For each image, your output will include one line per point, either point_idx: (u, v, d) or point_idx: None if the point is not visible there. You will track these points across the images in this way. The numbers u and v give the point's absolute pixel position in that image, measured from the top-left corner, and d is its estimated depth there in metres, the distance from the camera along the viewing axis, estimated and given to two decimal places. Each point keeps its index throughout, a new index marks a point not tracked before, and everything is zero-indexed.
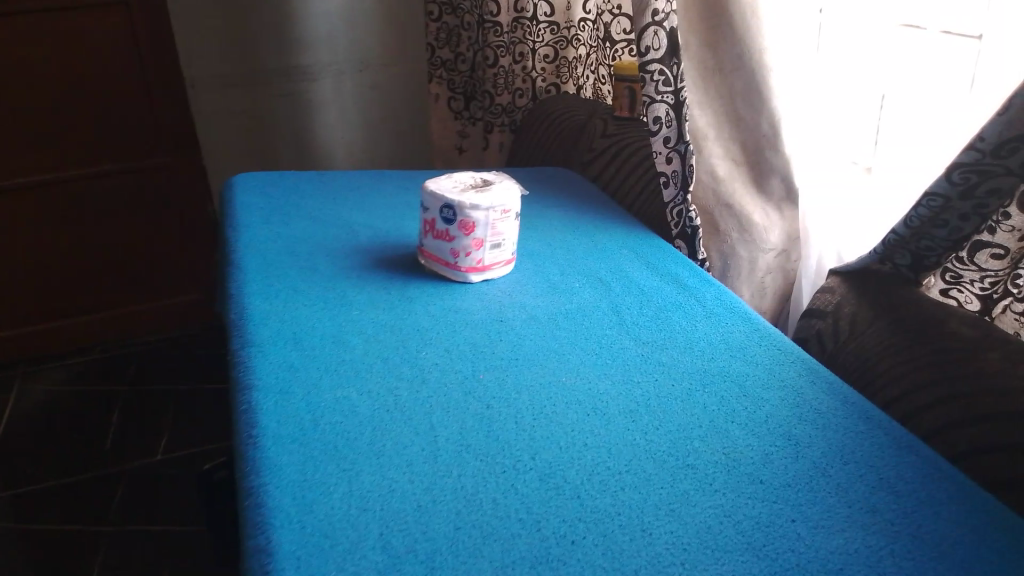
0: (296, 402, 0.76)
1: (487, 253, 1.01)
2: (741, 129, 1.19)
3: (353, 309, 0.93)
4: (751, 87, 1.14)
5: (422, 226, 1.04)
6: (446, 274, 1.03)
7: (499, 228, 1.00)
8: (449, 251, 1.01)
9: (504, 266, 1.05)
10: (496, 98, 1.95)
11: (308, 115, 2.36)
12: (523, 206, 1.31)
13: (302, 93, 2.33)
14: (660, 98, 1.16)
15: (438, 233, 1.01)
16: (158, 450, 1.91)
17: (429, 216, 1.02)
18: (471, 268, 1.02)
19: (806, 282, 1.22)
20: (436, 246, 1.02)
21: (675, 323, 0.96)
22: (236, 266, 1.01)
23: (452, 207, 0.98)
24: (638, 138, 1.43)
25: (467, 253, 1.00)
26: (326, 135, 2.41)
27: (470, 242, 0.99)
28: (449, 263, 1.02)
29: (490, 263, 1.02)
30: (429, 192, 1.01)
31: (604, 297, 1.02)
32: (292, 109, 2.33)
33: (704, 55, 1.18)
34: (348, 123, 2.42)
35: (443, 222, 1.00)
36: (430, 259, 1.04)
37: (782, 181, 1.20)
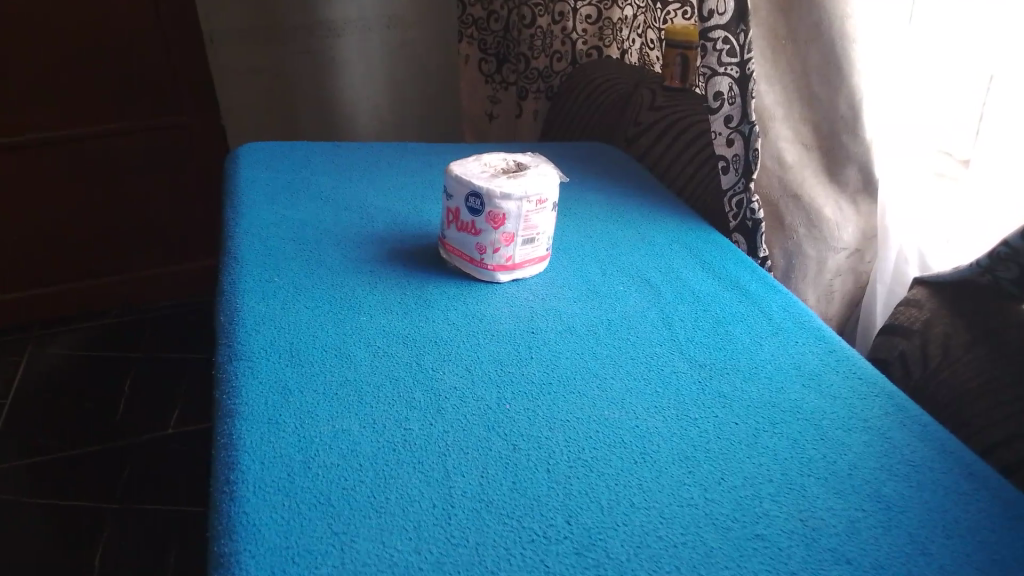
0: (286, 436, 0.63)
1: (518, 250, 0.88)
2: (815, 110, 1.04)
3: (362, 314, 0.80)
4: (827, 61, 1.00)
5: (445, 216, 0.91)
6: (471, 272, 0.89)
7: (533, 222, 0.87)
8: (475, 247, 0.87)
9: (538, 265, 0.91)
10: (532, 61, 1.79)
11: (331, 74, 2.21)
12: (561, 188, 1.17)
13: (328, 50, 2.18)
14: (724, 70, 1.02)
15: (462, 226, 0.87)
16: (169, 424, 1.80)
17: (453, 206, 0.88)
18: (499, 267, 0.88)
19: (881, 288, 1.06)
20: (459, 240, 0.89)
21: (737, 341, 0.82)
22: (233, 254, 0.88)
23: (479, 196, 0.84)
24: (691, 113, 1.27)
25: (495, 249, 0.87)
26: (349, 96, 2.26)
27: (498, 237, 0.86)
28: (474, 260, 0.88)
29: (522, 262, 0.89)
30: (454, 177, 0.87)
31: (653, 304, 0.88)
32: (316, 68, 2.18)
33: (775, 22, 1.02)
34: (372, 83, 2.27)
35: (468, 213, 0.86)
36: (454, 254, 0.90)
37: (859, 171, 1.05)
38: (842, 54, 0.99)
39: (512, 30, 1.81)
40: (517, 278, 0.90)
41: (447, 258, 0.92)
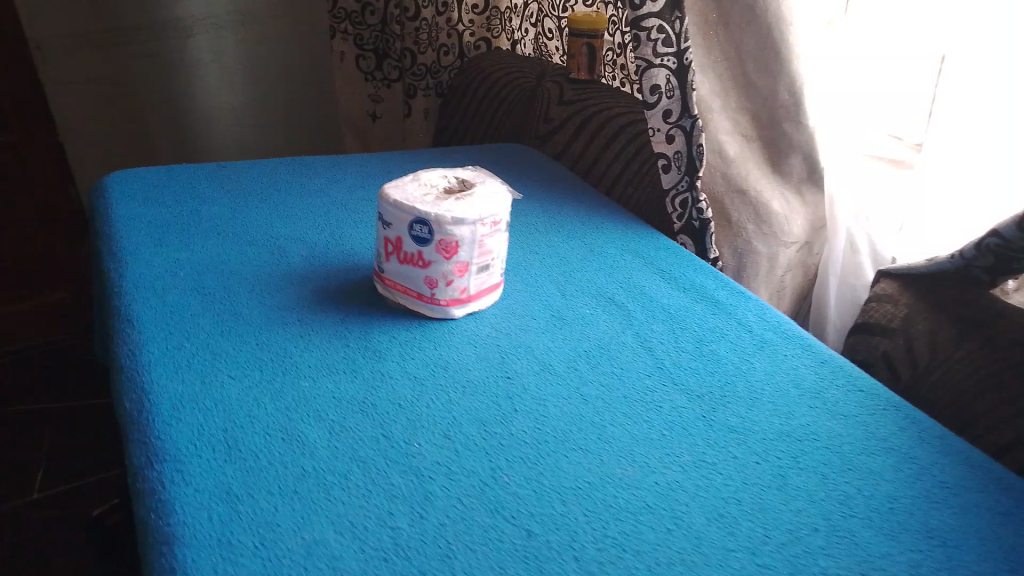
0: (246, 560, 0.49)
1: (473, 279, 0.77)
2: (752, 98, 0.98)
3: (303, 378, 0.66)
4: (763, 47, 0.94)
5: (380, 247, 0.78)
6: (418, 309, 0.77)
7: (487, 247, 0.76)
8: (423, 280, 0.75)
9: (491, 293, 0.80)
10: (419, 57, 1.64)
11: (185, 79, 1.98)
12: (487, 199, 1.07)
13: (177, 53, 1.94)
14: (660, 62, 0.94)
15: (406, 257, 0.75)
16: (33, 488, 1.43)
17: (391, 235, 0.75)
18: (453, 301, 0.76)
19: (833, 280, 1.03)
20: (403, 273, 0.76)
21: (726, 363, 0.75)
22: (126, 313, 0.72)
23: (427, 223, 0.72)
24: (612, 108, 1.19)
25: (448, 282, 0.75)
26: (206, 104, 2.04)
27: (452, 268, 0.74)
28: (423, 295, 0.76)
29: (476, 292, 0.78)
30: (390, 203, 0.74)
31: (626, 327, 0.78)
32: (166, 72, 1.95)
33: (704, 5, 0.94)
34: (233, 88, 2.06)
35: (413, 242, 0.74)
36: (395, 289, 0.78)
37: (803, 160, 0.99)
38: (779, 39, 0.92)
39: (392, 23, 1.67)
40: (471, 311, 0.79)
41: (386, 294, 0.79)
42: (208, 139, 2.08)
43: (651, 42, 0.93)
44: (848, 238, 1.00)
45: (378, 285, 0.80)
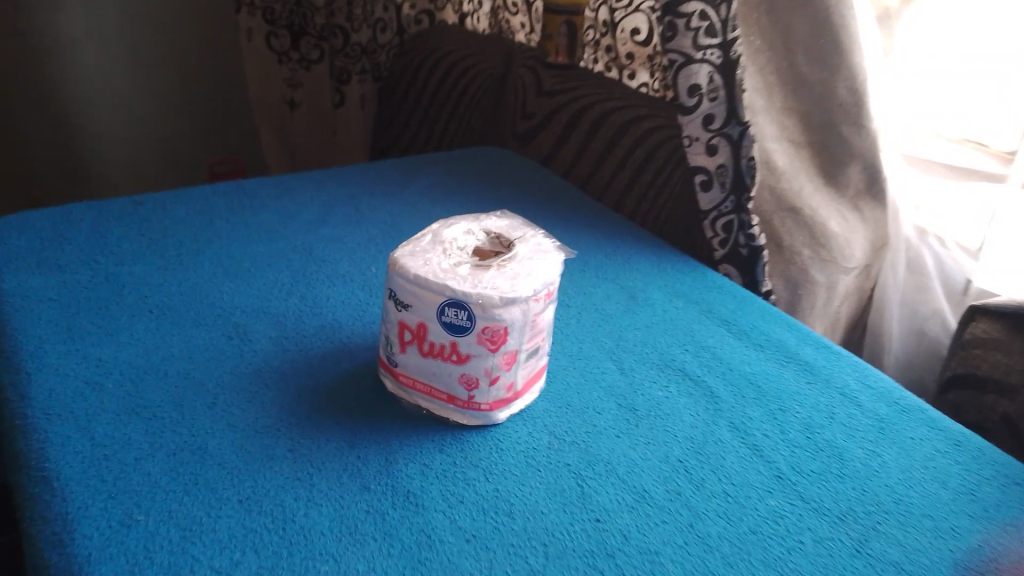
0: None
1: (521, 371, 0.56)
2: (801, 98, 0.82)
3: (319, 558, 0.45)
4: (818, 31, 0.77)
5: (391, 331, 0.56)
6: (450, 414, 0.57)
7: (540, 328, 0.56)
8: (456, 378, 0.55)
9: (536, 382, 0.59)
10: (353, 35, 1.29)
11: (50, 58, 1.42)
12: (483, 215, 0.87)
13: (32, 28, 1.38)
14: (701, 56, 0.75)
15: (433, 350, 0.54)
16: None
17: (411, 320, 0.54)
18: (496, 401, 0.56)
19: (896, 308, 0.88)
20: (426, 369, 0.55)
21: (852, 461, 0.58)
22: (39, 469, 0.49)
23: (466, 306, 0.52)
24: (608, 100, 1.00)
25: (490, 379, 0.55)
26: (85, 95, 1.48)
27: (497, 361, 0.54)
28: (455, 397, 0.56)
29: (524, 385, 0.57)
30: (409, 279, 0.53)
31: (716, 416, 0.61)
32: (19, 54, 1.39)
33: None
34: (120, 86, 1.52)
35: (446, 331, 0.53)
36: (414, 388, 0.57)
37: (863, 169, 0.84)
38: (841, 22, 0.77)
39: None
40: (516, 406, 0.58)
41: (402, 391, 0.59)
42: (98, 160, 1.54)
43: (691, 30, 0.75)
44: (911, 258, 0.86)
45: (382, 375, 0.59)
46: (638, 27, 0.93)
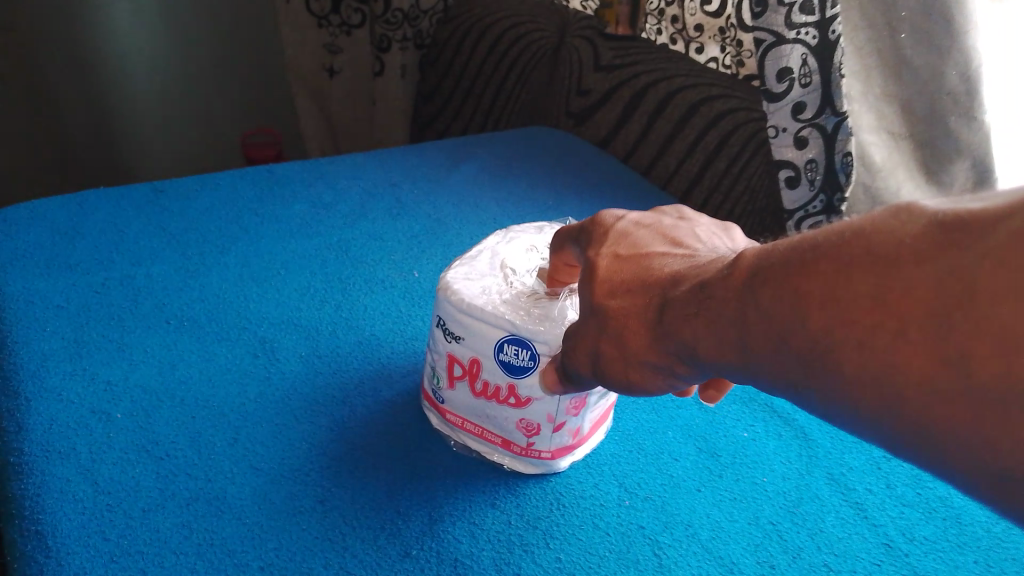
0: None
1: (590, 417, 0.47)
2: (906, 83, 0.71)
3: None
4: (928, 8, 0.66)
5: (438, 365, 0.48)
6: (508, 463, 0.49)
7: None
8: (514, 425, 0.47)
9: (605, 425, 0.50)
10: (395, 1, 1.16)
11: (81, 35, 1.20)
12: (539, 208, 0.78)
13: None
14: (794, 36, 0.67)
15: (488, 390, 0.46)
16: None
17: (462, 354, 0.46)
18: (558, 452, 0.48)
19: None
20: (479, 411, 0.47)
21: (972, 525, 0.49)
22: (32, 522, 0.43)
23: (527, 344, 0.43)
24: (672, 65, 0.89)
25: (553, 428, 0.46)
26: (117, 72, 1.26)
27: (564, 410, 0.45)
28: (511, 444, 0.47)
29: (592, 433, 0.49)
30: (462, 309, 0.45)
31: (810, 465, 0.52)
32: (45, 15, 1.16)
33: None
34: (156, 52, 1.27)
35: (504, 370, 0.45)
36: (464, 430, 0.49)
37: (970, 167, 0.73)
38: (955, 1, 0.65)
39: None
40: (580, 454, 0.49)
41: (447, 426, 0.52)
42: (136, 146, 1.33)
43: (784, 6, 0.65)
44: None
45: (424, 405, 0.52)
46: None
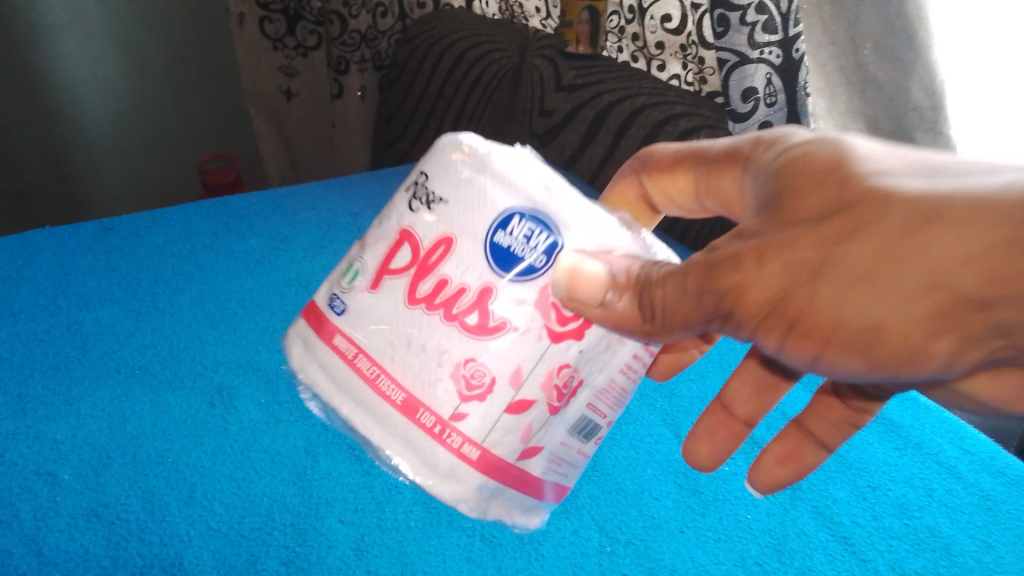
0: None
1: (544, 434, 0.35)
2: (869, 98, 0.70)
3: None
4: (890, 25, 0.64)
5: (371, 259, 0.35)
6: (397, 429, 0.33)
7: (594, 406, 0.36)
8: (450, 370, 0.32)
9: (545, 493, 0.37)
10: (351, 21, 1.09)
11: None
12: None
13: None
14: (758, 55, 0.66)
15: (439, 294, 0.33)
16: None
17: (428, 233, 0.34)
18: (483, 459, 0.33)
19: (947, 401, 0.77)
20: (402, 334, 0.33)
21: (962, 556, 0.47)
22: None
23: (553, 228, 0.32)
24: (634, 88, 0.88)
25: (505, 404, 0.33)
26: None
27: (543, 377, 0.33)
28: (420, 408, 0.33)
29: (532, 475, 0.35)
30: (466, 160, 0.33)
31: (794, 500, 0.50)
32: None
33: None
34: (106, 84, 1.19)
35: (489, 258, 0.32)
36: (349, 371, 0.34)
37: None
38: (918, 17, 0.63)
39: None
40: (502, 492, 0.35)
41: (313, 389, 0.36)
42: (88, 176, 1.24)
43: (746, 26, 0.65)
44: None
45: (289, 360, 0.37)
46: (668, 13, 0.82)
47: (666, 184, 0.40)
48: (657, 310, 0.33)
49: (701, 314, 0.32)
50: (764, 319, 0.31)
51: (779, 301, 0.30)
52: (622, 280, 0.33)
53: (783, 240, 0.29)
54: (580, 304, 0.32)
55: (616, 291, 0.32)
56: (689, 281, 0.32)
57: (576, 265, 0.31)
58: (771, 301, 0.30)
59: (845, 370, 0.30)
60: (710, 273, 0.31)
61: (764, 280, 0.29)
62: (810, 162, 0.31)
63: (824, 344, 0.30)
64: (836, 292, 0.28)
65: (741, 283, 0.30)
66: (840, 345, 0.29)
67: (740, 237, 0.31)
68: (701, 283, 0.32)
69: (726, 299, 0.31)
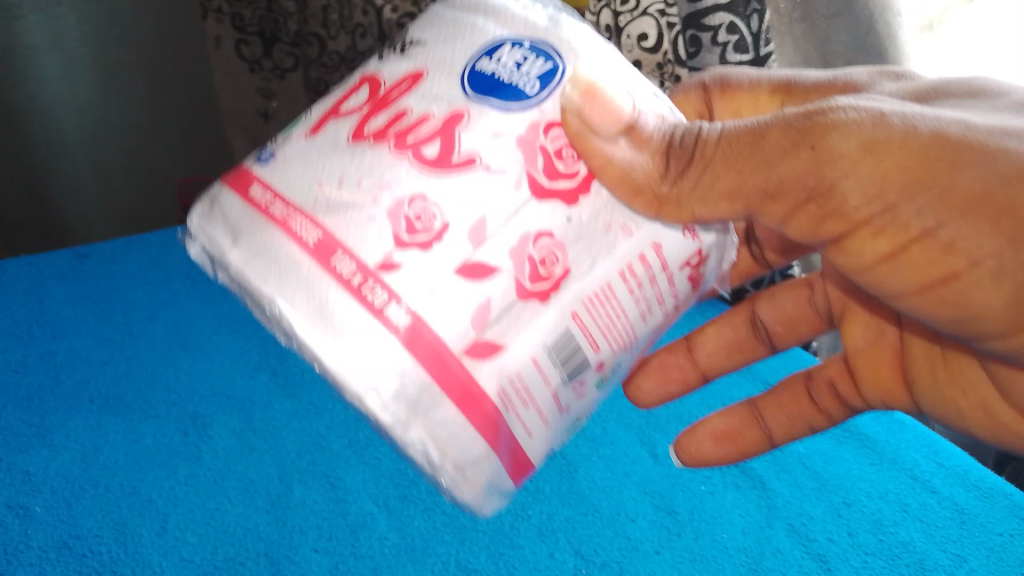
0: None
1: (511, 333, 0.28)
2: None
3: None
4: (861, 43, 0.64)
5: (315, 112, 0.31)
6: (295, 273, 0.27)
7: (589, 316, 0.29)
8: (385, 209, 0.27)
9: (496, 440, 0.28)
10: (330, 43, 1.08)
11: None
12: None
13: None
14: None
15: (392, 121, 0.29)
16: None
17: (398, 67, 0.30)
18: (412, 329, 0.26)
19: None
20: (335, 165, 0.28)
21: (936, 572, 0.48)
22: None
23: (552, 56, 0.29)
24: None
25: (457, 262, 0.27)
26: None
27: (513, 241, 0.28)
28: (337, 249, 0.27)
29: (483, 393, 0.27)
30: (457, 7, 0.31)
31: (770, 519, 0.51)
32: None
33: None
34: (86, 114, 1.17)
35: (470, 85, 0.29)
36: (256, 213, 0.28)
37: None
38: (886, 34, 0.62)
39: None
40: (425, 395, 0.27)
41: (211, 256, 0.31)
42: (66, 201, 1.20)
43: (717, 46, 0.66)
44: None
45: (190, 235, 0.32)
46: (644, 32, 0.81)
47: (734, 105, 0.42)
48: (700, 174, 0.32)
49: (760, 187, 0.32)
50: (860, 217, 0.32)
51: (889, 209, 0.31)
52: (638, 137, 0.32)
53: (901, 134, 0.30)
54: (585, 140, 0.29)
55: (630, 148, 0.31)
56: (748, 150, 0.32)
57: (586, 82, 0.29)
58: (872, 202, 0.31)
59: (976, 303, 0.31)
60: (793, 143, 0.31)
61: (865, 174, 0.31)
62: (944, 88, 0.35)
63: (974, 262, 0.30)
64: (974, 218, 0.29)
65: (825, 156, 0.31)
66: (989, 271, 0.30)
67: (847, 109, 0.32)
68: (773, 152, 0.32)
69: (801, 175, 0.31)
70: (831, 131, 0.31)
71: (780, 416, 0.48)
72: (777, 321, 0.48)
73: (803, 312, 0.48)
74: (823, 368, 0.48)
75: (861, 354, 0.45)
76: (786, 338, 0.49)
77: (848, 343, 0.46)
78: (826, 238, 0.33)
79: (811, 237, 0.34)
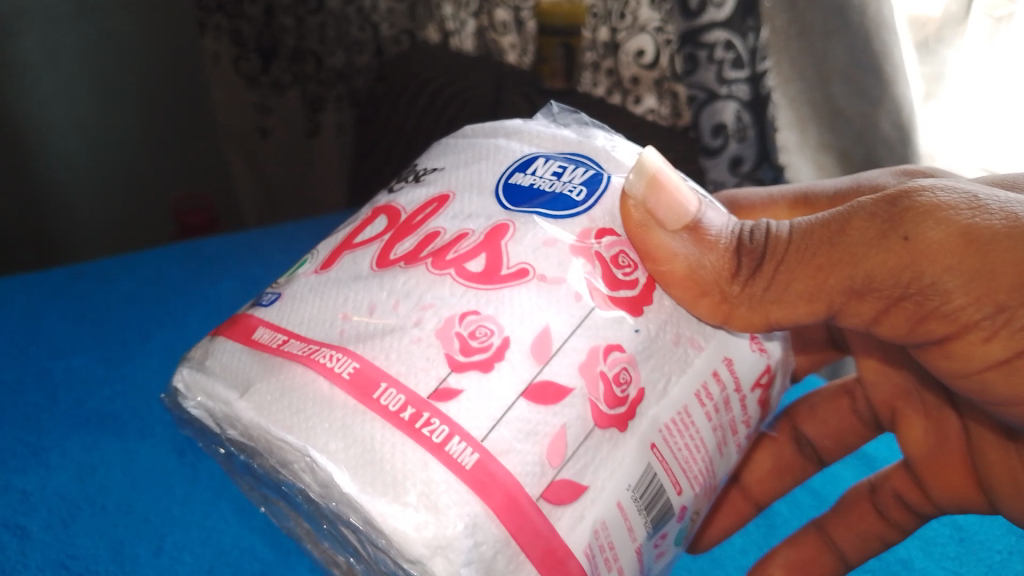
0: None
1: (589, 470, 0.27)
2: (840, 130, 0.71)
3: None
4: (858, 60, 0.64)
5: (326, 250, 0.34)
6: (319, 418, 0.27)
7: (660, 451, 0.29)
8: (433, 330, 0.27)
9: None
10: (325, 59, 1.10)
11: None
12: None
13: None
14: (727, 91, 0.67)
15: (422, 240, 0.31)
16: None
17: (418, 195, 0.33)
18: (481, 468, 0.25)
19: None
20: (361, 295, 0.29)
21: None
22: None
23: (591, 167, 0.32)
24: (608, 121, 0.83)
25: (522, 385, 0.27)
26: None
27: (582, 357, 0.28)
28: (376, 389, 0.26)
29: (567, 549, 0.26)
30: (475, 137, 0.36)
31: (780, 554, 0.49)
32: None
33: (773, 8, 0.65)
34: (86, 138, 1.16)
35: (508, 197, 0.31)
36: (270, 358, 0.29)
37: None
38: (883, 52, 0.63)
39: (281, 12, 1.05)
40: (501, 556, 0.25)
41: (217, 414, 0.31)
42: (64, 219, 1.19)
43: (714, 63, 0.66)
44: None
45: (184, 392, 0.32)
46: (643, 48, 0.81)
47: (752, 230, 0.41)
48: (771, 278, 0.33)
49: (845, 282, 0.32)
50: (969, 320, 0.30)
51: (1002, 311, 0.29)
52: (702, 236, 0.33)
53: (1002, 231, 0.29)
54: (649, 231, 0.31)
55: (694, 244, 0.33)
56: (829, 243, 0.32)
57: (651, 172, 0.31)
58: (979, 304, 0.29)
59: None
60: (882, 232, 0.31)
61: (958, 274, 0.30)
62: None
63: None
64: None
65: (917, 246, 0.30)
66: None
67: (934, 189, 0.31)
68: (858, 244, 0.31)
69: (893, 269, 0.31)
70: (921, 221, 0.30)
71: (850, 536, 0.46)
72: (824, 436, 0.49)
73: (849, 422, 0.48)
74: (887, 480, 0.46)
75: (928, 463, 0.44)
76: (834, 451, 0.49)
77: (912, 448, 0.44)
78: (927, 338, 0.32)
79: (910, 334, 0.33)
